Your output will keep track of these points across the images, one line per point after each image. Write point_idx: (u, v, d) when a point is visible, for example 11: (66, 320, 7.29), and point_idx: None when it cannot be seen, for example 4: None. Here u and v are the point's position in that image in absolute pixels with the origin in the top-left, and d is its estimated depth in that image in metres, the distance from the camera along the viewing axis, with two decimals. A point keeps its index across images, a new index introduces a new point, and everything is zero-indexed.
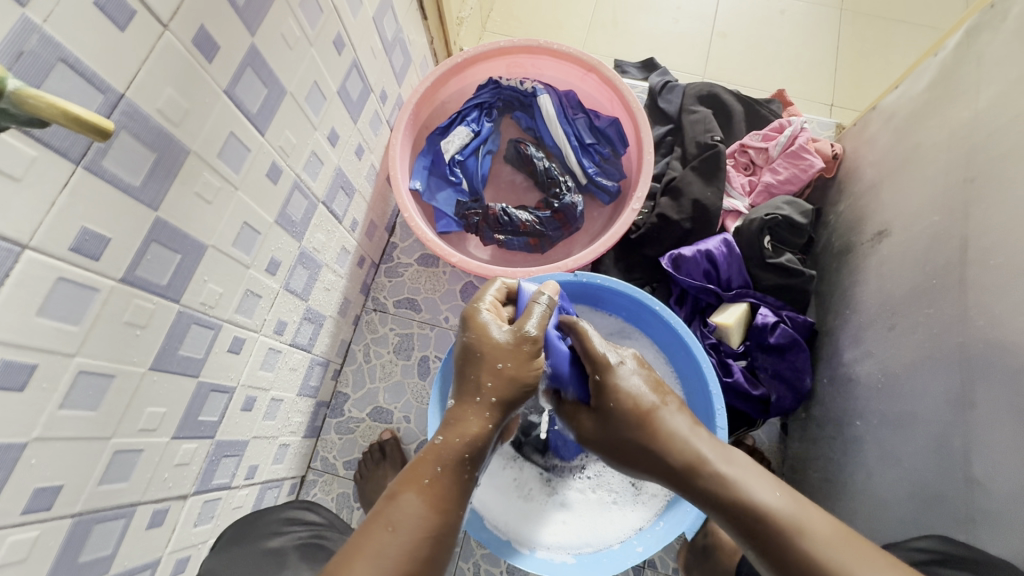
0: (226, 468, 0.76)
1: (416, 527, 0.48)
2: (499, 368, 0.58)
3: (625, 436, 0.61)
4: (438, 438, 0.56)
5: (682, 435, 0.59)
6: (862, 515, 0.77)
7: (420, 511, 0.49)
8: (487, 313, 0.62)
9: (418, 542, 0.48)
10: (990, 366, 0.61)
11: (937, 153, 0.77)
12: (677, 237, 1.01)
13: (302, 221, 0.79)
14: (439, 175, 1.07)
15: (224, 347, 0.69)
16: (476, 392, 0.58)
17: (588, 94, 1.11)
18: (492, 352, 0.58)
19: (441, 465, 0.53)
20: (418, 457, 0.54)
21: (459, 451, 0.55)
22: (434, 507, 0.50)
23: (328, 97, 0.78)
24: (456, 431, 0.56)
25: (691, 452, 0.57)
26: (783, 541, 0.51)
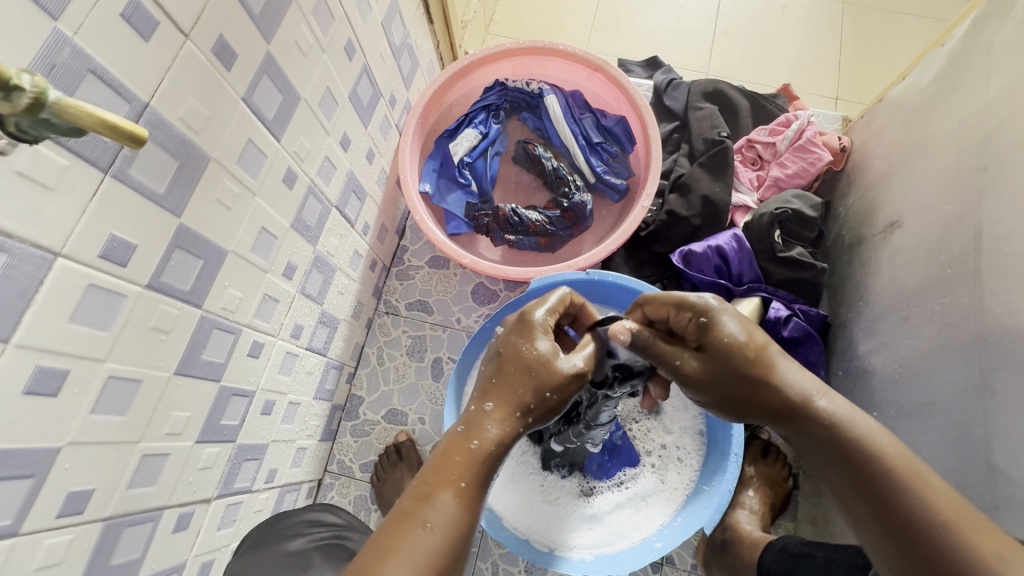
0: (247, 472, 0.77)
1: (451, 528, 0.49)
2: (545, 396, 0.56)
3: (736, 377, 0.57)
4: (474, 441, 0.53)
5: (789, 373, 0.57)
6: None
7: (455, 512, 0.49)
8: (542, 329, 0.60)
9: (453, 542, 0.48)
10: (1007, 355, 0.61)
11: (947, 143, 0.77)
12: (687, 233, 1.01)
13: (316, 225, 0.80)
14: (448, 177, 1.07)
15: (244, 351, 0.70)
16: (517, 405, 0.55)
17: (594, 94, 1.11)
18: (548, 378, 0.56)
19: (475, 469, 0.52)
20: (449, 457, 0.52)
21: (492, 456, 0.53)
22: (468, 509, 0.50)
23: (340, 102, 0.79)
24: (493, 439, 0.54)
25: (807, 388, 0.57)
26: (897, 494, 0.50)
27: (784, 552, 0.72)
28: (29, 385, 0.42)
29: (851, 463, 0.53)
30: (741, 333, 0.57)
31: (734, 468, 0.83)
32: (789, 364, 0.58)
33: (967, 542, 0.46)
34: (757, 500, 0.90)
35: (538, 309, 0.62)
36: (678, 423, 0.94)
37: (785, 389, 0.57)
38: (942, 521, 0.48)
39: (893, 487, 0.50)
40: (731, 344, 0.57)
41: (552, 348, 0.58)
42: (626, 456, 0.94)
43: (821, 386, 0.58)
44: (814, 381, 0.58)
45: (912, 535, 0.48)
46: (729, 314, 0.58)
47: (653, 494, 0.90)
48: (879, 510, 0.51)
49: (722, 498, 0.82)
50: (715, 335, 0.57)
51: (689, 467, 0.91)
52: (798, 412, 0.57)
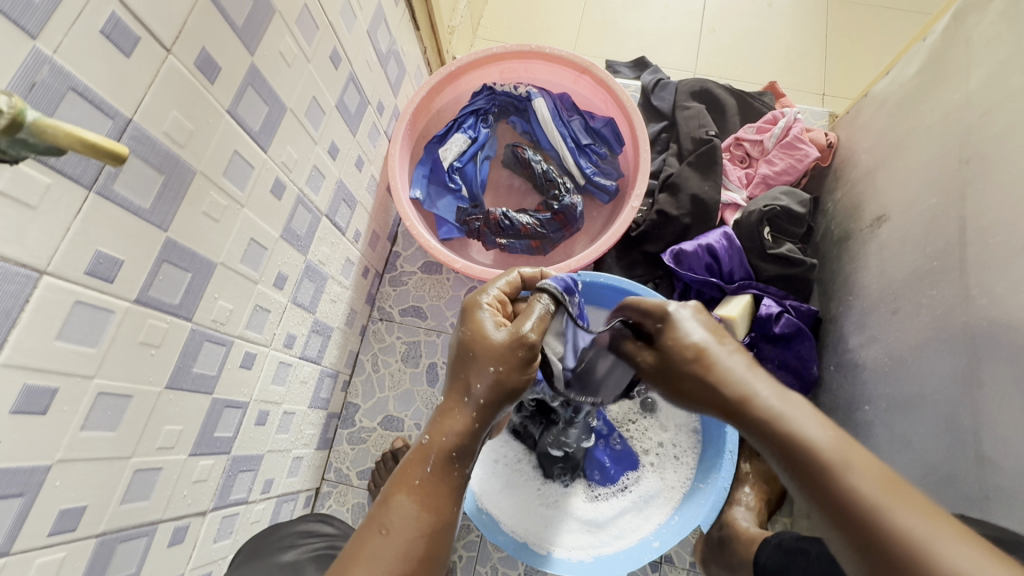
0: (242, 484, 0.76)
1: (411, 530, 0.48)
2: (492, 370, 0.56)
3: (678, 374, 0.56)
4: (425, 436, 0.54)
5: (732, 368, 0.53)
6: None
7: (411, 513, 0.49)
8: (486, 309, 0.61)
9: (414, 543, 0.47)
10: (994, 345, 0.61)
11: (930, 137, 0.77)
12: (677, 232, 1.02)
13: (306, 234, 0.80)
14: (438, 182, 1.08)
15: (236, 362, 0.70)
16: (465, 392, 0.56)
17: (582, 96, 1.12)
18: (486, 352, 0.56)
19: (429, 465, 0.52)
20: (407, 458, 0.53)
21: (447, 448, 0.53)
22: (426, 508, 0.50)
23: (327, 111, 0.79)
24: (443, 430, 0.54)
25: (743, 381, 0.51)
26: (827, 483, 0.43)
27: (779, 548, 0.72)
28: (17, 404, 0.42)
29: (789, 458, 0.46)
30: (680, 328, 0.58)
31: (729, 465, 0.84)
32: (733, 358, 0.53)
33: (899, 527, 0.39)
34: (753, 497, 0.91)
35: (484, 296, 0.64)
36: (673, 419, 0.94)
37: (720, 382, 0.52)
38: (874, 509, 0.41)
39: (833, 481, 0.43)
40: (675, 342, 0.57)
41: (492, 323, 0.59)
42: (628, 460, 0.94)
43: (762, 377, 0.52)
44: (756, 376, 0.51)
45: (851, 528, 0.41)
46: (681, 314, 0.59)
47: (653, 497, 0.90)
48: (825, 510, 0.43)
49: (718, 496, 0.82)
50: (667, 334, 0.59)
51: (686, 465, 0.91)
52: (734, 405, 0.51)
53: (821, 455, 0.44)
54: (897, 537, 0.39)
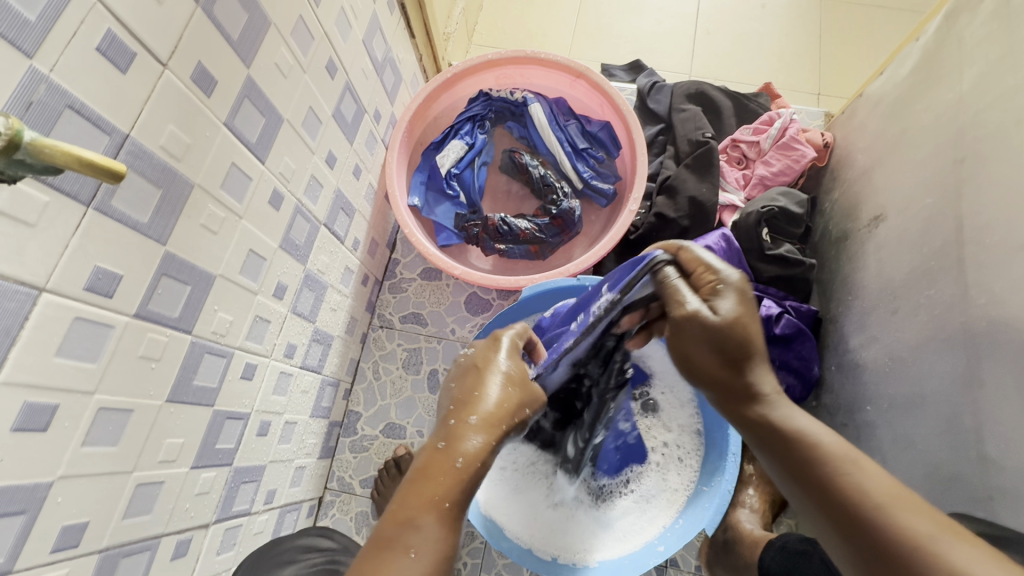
0: (245, 495, 0.76)
1: (437, 556, 0.45)
2: (525, 411, 0.58)
3: (713, 349, 0.52)
4: (459, 459, 0.50)
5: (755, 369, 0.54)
6: None
7: (442, 539, 0.46)
8: (512, 349, 0.64)
9: (438, 569, 0.45)
10: (995, 344, 0.60)
11: (925, 135, 0.77)
12: (676, 234, 1.02)
13: (305, 244, 0.80)
14: (436, 190, 1.08)
15: (237, 373, 0.69)
16: (503, 422, 0.55)
17: (578, 100, 1.12)
18: (526, 394, 0.59)
19: (459, 489, 0.49)
20: (431, 474, 0.49)
21: (478, 474, 0.51)
22: (452, 533, 0.47)
23: (324, 121, 0.79)
24: (477, 453, 0.51)
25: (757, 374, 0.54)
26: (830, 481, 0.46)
27: (784, 551, 0.72)
28: (18, 422, 0.42)
29: (794, 457, 0.50)
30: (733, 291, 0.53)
31: (733, 468, 0.85)
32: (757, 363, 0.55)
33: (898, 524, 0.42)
34: (757, 499, 0.91)
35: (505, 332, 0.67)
36: (676, 419, 0.92)
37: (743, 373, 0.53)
38: (875, 505, 0.44)
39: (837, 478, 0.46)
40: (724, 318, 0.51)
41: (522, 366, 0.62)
42: (635, 454, 0.91)
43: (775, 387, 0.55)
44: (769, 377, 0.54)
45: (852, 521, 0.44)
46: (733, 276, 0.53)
47: (656, 496, 0.89)
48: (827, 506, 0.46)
49: (722, 500, 0.83)
50: (719, 304, 0.52)
51: (689, 467, 0.90)
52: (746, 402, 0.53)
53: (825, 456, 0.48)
54: (898, 533, 0.42)
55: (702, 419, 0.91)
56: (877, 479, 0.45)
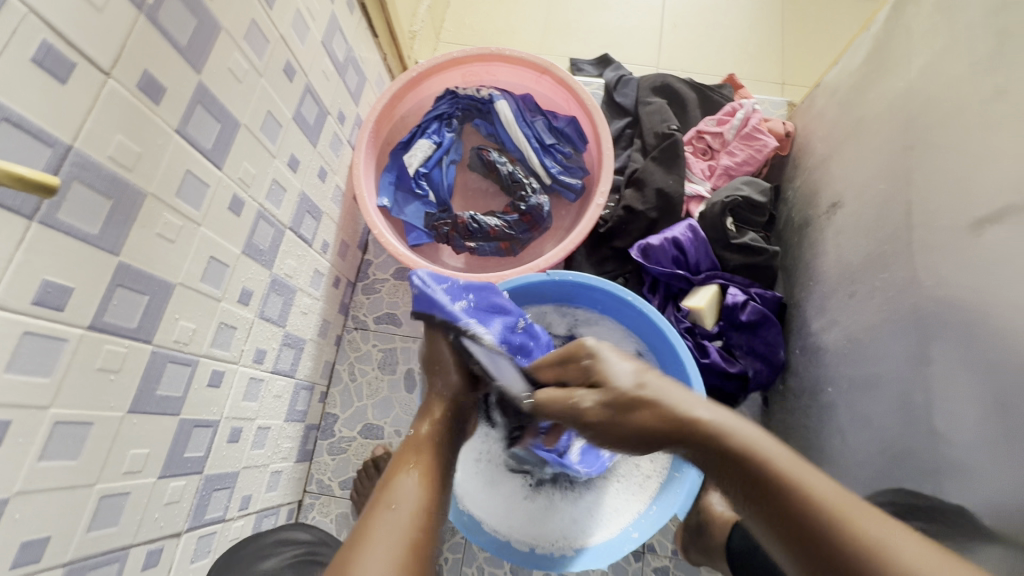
0: (218, 502, 0.76)
1: (416, 504, 0.51)
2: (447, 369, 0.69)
3: (607, 418, 0.50)
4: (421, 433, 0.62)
5: (669, 393, 0.49)
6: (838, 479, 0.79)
7: (416, 489, 0.52)
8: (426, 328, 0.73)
9: (419, 516, 0.50)
10: (941, 324, 0.62)
11: (877, 123, 0.79)
12: (645, 226, 1.03)
13: (270, 249, 0.80)
14: (406, 190, 1.08)
15: (203, 381, 0.69)
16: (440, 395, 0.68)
17: (545, 96, 1.13)
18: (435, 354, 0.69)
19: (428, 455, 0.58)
20: (403, 451, 0.59)
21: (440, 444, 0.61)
22: (427, 486, 0.54)
23: (284, 124, 0.79)
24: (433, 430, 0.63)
25: (682, 400, 0.48)
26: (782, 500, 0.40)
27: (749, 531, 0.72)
28: None
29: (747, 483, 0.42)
30: (609, 369, 0.53)
31: None
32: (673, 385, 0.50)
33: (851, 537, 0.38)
34: None
35: None
36: None
37: (656, 409, 0.48)
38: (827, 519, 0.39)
39: (818, 506, 0.39)
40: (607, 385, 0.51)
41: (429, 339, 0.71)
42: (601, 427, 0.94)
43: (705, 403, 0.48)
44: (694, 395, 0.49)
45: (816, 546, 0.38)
46: (610, 355, 0.55)
47: (626, 477, 0.93)
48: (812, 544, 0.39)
49: (692, 483, 0.85)
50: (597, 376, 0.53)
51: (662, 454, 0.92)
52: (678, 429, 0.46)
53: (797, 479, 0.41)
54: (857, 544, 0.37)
55: None
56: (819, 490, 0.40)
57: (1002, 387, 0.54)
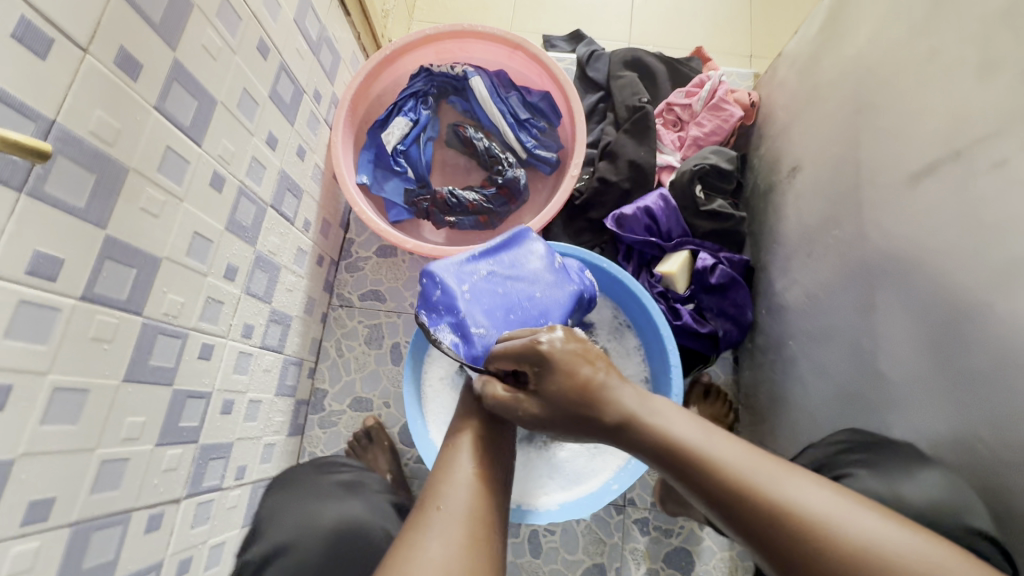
0: (214, 471, 0.79)
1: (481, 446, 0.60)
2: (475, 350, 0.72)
3: (563, 417, 0.55)
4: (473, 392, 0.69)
5: (615, 391, 0.55)
6: (799, 425, 0.84)
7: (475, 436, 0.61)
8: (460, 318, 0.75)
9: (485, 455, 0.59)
10: (886, 273, 0.67)
11: (830, 90, 0.83)
12: (619, 196, 1.07)
13: (253, 226, 0.81)
14: (384, 167, 1.10)
15: (194, 354, 0.72)
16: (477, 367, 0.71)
17: (518, 72, 1.14)
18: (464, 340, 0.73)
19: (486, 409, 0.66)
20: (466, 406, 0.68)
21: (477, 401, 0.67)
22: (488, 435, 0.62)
23: (261, 102, 0.80)
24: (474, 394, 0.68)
25: (623, 400, 0.54)
26: (707, 476, 0.48)
27: None
28: None
29: (679, 466, 0.50)
30: (563, 371, 0.55)
31: None
32: (616, 381, 0.56)
33: (766, 500, 0.46)
34: None
35: None
36: (626, 370, 0.99)
37: (607, 408, 0.54)
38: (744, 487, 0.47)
39: (741, 481, 0.47)
40: (560, 388, 0.55)
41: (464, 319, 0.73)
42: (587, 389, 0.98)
43: (641, 397, 0.55)
44: (628, 389, 0.55)
45: (739, 511, 0.47)
46: (559, 351, 0.56)
47: None
48: (741, 512, 0.47)
49: None
50: (546, 379, 0.56)
51: None
52: (622, 425, 0.54)
53: (725, 462, 0.48)
54: (769, 506, 0.45)
55: (649, 368, 0.98)
56: (729, 462, 0.49)
57: (935, 324, 0.59)
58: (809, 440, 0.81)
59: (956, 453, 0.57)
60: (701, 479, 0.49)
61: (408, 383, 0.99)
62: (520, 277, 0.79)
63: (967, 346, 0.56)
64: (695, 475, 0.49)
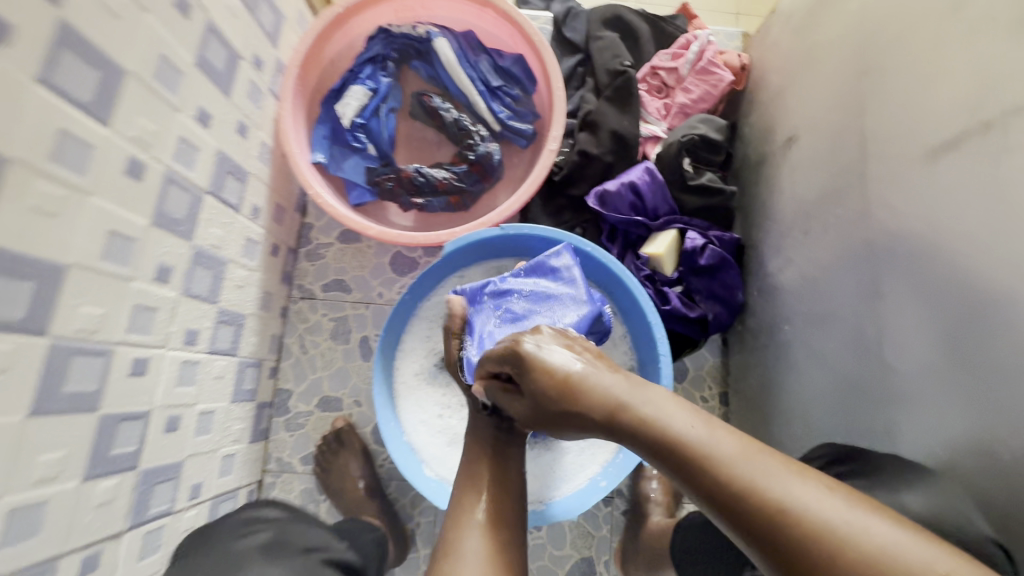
0: (162, 495, 0.71)
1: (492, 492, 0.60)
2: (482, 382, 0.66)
3: (549, 414, 0.51)
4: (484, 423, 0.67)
5: (597, 381, 0.49)
6: (794, 414, 0.80)
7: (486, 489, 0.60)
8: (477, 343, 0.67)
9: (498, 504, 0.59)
10: (892, 254, 0.61)
11: (830, 50, 0.75)
12: (601, 171, 0.99)
13: (187, 218, 0.71)
14: (342, 143, 0.98)
15: (124, 371, 0.62)
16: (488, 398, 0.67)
17: (488, 33, 1.03)
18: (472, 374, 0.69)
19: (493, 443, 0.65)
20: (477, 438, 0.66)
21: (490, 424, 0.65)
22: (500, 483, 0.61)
23: (185, 72, 0.68)
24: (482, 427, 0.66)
25: (610, 391, 0.48)
26: (704, 477, 0.42)
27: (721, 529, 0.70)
28: None
29: (672, 465, 0.44)
30: (539, 365, 0.51)
31: None
32: (599, 371, 0.50)
33: (768, 503, 0.39)
34: None
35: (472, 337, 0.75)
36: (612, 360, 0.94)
37: (588, 402, 0.48)
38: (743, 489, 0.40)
39: (740, 483, 0.40)
40: (538, 383, 0.51)
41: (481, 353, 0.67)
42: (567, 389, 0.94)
43: (631, 384, 0.49)
44: (613, 376, 0.49)
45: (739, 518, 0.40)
46: (534, 348, 0.52)
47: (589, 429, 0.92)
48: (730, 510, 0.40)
49: None
50: (525, 376, 0.52)
51: None
52: (609, 420, 0.48)
53: (714, 453, 0.42)
54: (773, 512, 0.38)
55: (637, 356, 0.93)
56: (726, 459, 0.42)
57: (950, 317, 0.54)
58: (805, 429, 0.77)
59: (964, 454, 0.53)
60: (698, 478, 0.42)
61: (379, 382, 0.90)
62: (561, 310, 0.74)
63: (987, 343, 0.50)
64: (691, 475, 0.43)
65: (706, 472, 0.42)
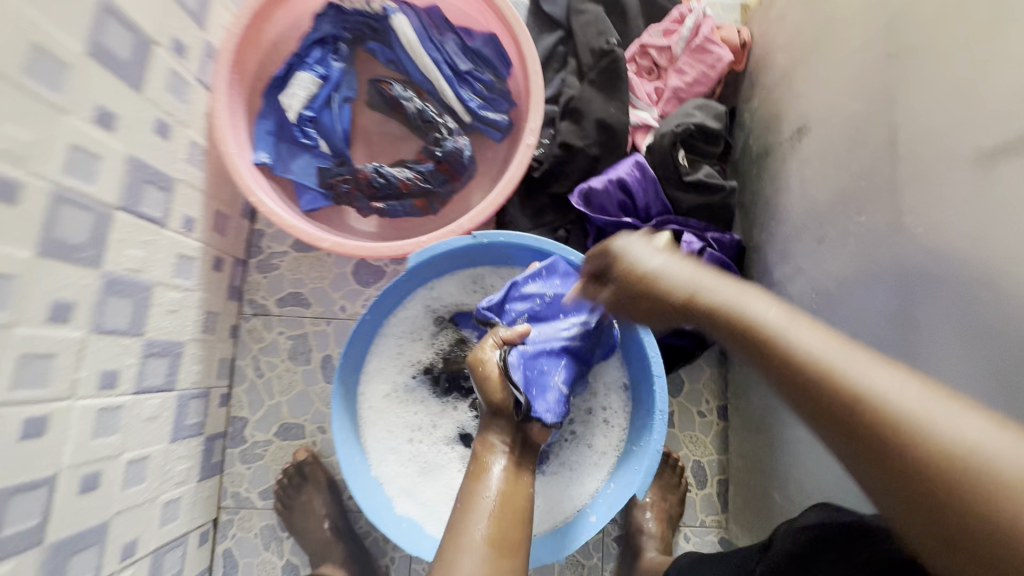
0: (84, 563, 0.61)
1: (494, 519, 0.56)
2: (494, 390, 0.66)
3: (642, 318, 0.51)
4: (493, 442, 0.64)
5: (721, 288, 0.45)
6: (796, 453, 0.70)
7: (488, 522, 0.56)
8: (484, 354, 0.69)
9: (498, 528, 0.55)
10: (928, 281, 0.50)
11: (849, 25, 0.64)
12: (586, 166, 0.88)
13: (89, 242, 0.59)
14: (289, 140, 0.86)
15: (11, 436, 0.51)
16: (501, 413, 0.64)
17: (454, 7, 0.90)
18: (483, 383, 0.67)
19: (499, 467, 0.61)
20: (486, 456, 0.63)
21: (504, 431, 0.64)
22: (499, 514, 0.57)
23: (73, 64, 0.55)
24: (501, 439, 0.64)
25: (730, 298, 0.44)
26: (827, 394, 0.36)
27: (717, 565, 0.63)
28: None
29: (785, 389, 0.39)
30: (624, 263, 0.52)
31: (660, 426, 0.76)
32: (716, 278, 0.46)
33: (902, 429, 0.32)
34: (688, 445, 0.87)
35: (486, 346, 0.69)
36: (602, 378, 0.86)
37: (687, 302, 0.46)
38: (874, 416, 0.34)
39: (869, 398, 0.34)
40: (627, 279, 0.52)
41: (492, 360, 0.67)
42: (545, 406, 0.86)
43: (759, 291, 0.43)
44: (726, 283, 0.45)
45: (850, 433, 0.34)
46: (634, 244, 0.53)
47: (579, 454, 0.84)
48: (811, 413, 0.37)
49: (651, 460, 0.75)
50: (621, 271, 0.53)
51: (617, 428, 0.84)
52: (708, 325, 0.45)
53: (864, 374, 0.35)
54: (895, 426, 0.33)
55: (630, 373, 0.84)
56: (880, 387, 0.34)
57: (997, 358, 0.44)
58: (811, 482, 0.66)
59: None
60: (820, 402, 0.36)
61: (339, 413, 0.79)
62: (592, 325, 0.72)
63: None
64: (814, 399, 0.37)
65: (849, 383, 0.35)
